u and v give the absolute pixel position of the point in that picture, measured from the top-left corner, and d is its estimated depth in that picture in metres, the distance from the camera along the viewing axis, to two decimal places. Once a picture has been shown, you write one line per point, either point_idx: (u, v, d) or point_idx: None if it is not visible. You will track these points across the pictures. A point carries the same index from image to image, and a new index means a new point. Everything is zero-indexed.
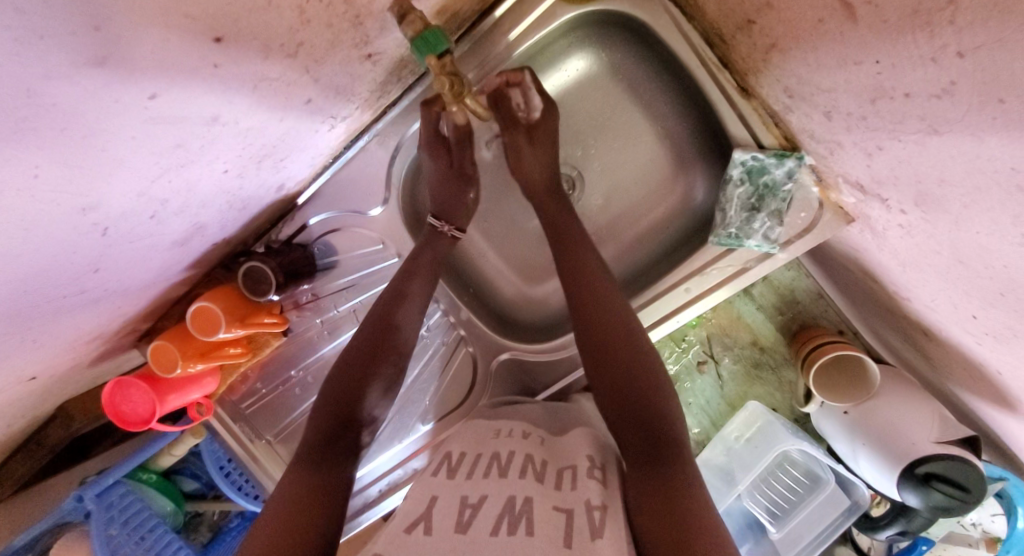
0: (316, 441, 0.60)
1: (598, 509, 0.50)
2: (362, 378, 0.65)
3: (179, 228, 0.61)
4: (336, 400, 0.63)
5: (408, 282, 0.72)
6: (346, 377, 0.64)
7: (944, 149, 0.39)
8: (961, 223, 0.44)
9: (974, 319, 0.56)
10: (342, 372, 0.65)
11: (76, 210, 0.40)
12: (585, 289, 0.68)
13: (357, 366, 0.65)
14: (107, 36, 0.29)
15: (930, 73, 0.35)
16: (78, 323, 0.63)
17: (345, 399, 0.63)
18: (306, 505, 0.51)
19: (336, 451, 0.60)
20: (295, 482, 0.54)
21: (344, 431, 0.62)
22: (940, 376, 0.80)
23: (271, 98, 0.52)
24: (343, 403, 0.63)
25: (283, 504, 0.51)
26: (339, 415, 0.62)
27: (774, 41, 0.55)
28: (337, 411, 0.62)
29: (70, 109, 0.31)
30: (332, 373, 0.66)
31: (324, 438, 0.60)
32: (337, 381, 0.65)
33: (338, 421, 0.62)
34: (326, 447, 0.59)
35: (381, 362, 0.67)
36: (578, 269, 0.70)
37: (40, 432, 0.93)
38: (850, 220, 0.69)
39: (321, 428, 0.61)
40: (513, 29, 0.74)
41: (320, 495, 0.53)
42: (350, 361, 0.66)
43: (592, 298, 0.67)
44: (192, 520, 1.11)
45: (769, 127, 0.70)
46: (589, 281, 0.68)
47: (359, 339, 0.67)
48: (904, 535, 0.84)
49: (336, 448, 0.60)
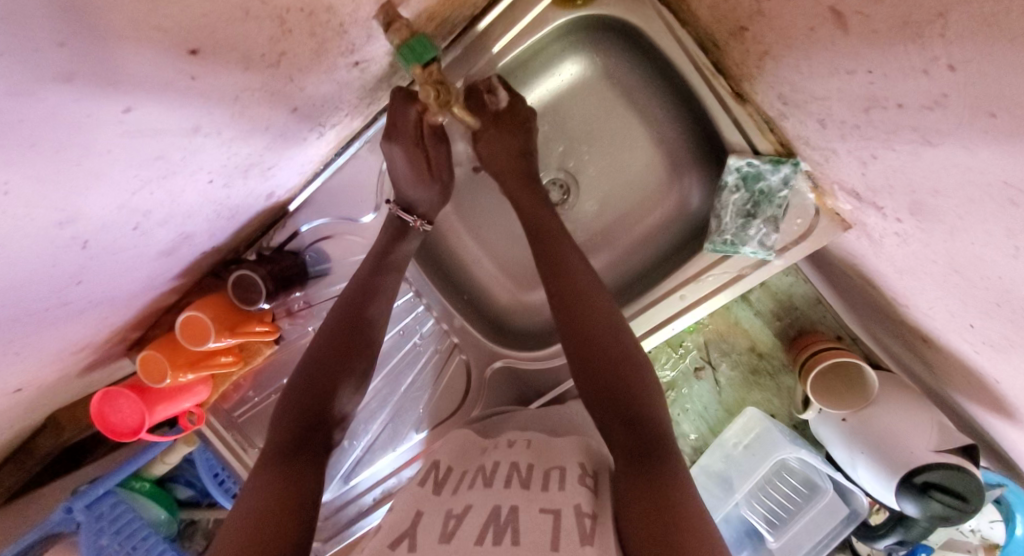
0: (283, 443, 0.58)
1: (589, 515, 0.49)
2: (330, 379, 0.65)
3: (164, 239, 0.60)
4: (305, 402, 0.62)
5: (378, 277, 0.73)
6: (314, 378, 0.64)
7: (938, 160, 0.38)
8: (956, 233, 0.44)
9: (971, 328, 0.55)
10: (312, 372, 0.65)
11: (52, 224, 0.40)
12: (569, 290, 0.67)
13: (326, 366, 0.65)
14: (73, 53, 0.28)
15: (922, 85, 0.35)
16: (62, 335, 0.62)
17: (313, 400, 0.63)
18: (283, 508, 0.50)
19: (307, 453, 0.58)
20: (265, 486, 0.52)
21: (312, 433, 0.60)
22: (940, 382, 0.79)
23: (255, 108, 0.51)
24: (313, 404, 0.62)
25: (256, 511, 0.49)
26: (307, 416, 0.61)
27: (766, 48, 0.54)
28: (306, 413, 0.61)
29: (38, 126, 0.30)
30: (298, 374, 0.65)
31: (291, 440, 0.58)
32: (304, 382, 0.64)
33: (306, 422, 0.61)
34: (293, 448, 0.58)
35: (351, 360, 0.67)
36: (565, 268, 0.68)
37: (30, 442, 0.92)
38: (846, 226, 0.68)
39: (289, 431, 0.59)
40: (498, 41, 0.74)
41: (293, 498, 0.52)
42: (320, 361, 0.66)
43: (580, 295, 0.66)
44: (186, 529, 1.08)
45: (764, 132, 0.69)
46: (580, 281, 0.67)
47: (326, 339, 0.67)
48: (903, 544, 0.83)
49: (306, 449, 0.58)
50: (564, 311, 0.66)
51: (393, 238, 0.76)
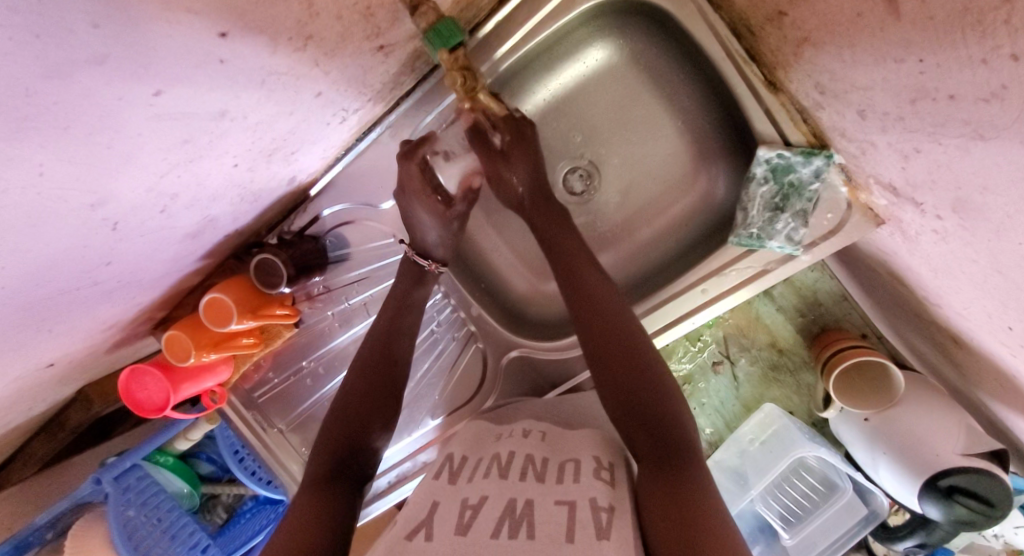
0: (324, 469, 0.61)
1: (605, 509, 0.49)
2: (363, 410, 0.67)
3: (190, 222, 0.61)
4: (343, 429, 0.65)
5: (398, 314, 0.74)
6: (350, 412, 0.67)
7: (989, 156, 0.37)
8: (1002, 232, 0.42)
9: (1009, 330, 0.53)
10: (348, 403, 0.68)
11: (85, 206, 0.40)
12: (585, 291, 0.67)
13: (361, 398, 0.68)
14: (107, 34, 0.29)
15: (979, 76, 0.33)
16: (93, 313, 0.63)
17: (349, 432, 0.65)
18: (315, 525, 0.52)
19: (345, 474, 0.61)
20: (303, 505, 0.55)
21: (352, 458, 0.63)
22: (970, 384, 0.77)
23: (280, 92, 0.50)
24: (352, 428, 0.65)
25: (296, 518, 0.53)
26: (344, 446, 0.64)
27: (806, 34, 0.52)
28: (342, 441, 0.64)
29: (71, 108, 0.30)
30: (338, 405, 0.68)
31: (331, 465, 0.61)
32: (342, 411, 0.67)
33: (344, 448, 0.64)
34: (332, 474, 0.60)
35: (381, 396, 0.68)
36: (581, 279, 0.68)
37: (60, 414, 0.97)
38: (880, 222, 0.66)
39: (326, 455, 0.62)
40: (502, 46, 0.72)
41: (330, 510, 0.55)
42: (355, 396, 0.68)
43: (595, 317, 0.65)
44: (208, 502, 1.11)
45: (797, 123, 0.67)
46: (594, 293, 0.66)
47: (358, 375, 0.69)
48: (922, 546, 0.82)
49: (344, 473, 0.61)
50: (587, 323, 0.65)
51: (415, 282, 0.76)
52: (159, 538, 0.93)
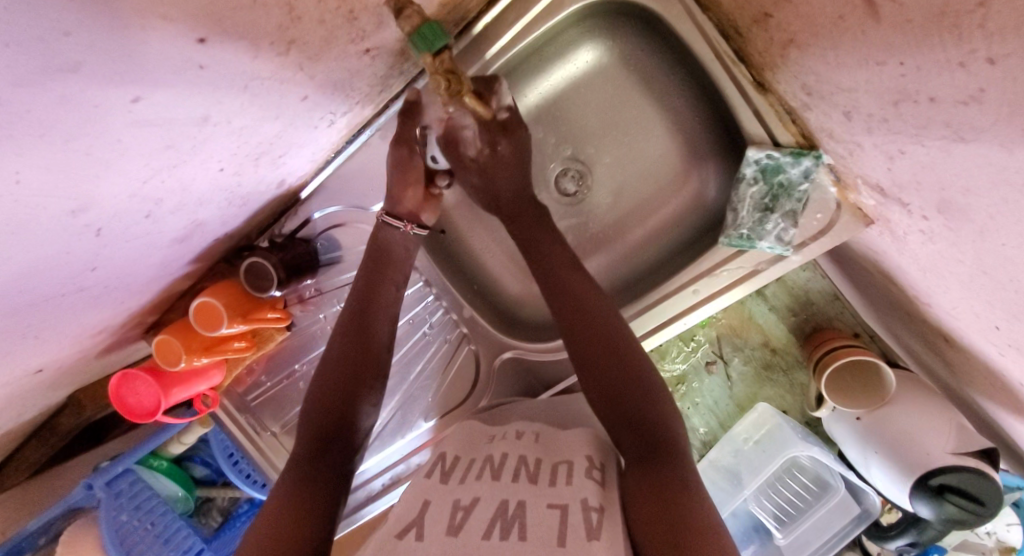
0: (305, 455, 0.60)
1: (595, 510, 0.49)
2: (343, 392, 0.66)
3: (178, 225, 0.61)
4: (324, 412, 0.64)
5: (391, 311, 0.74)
6: (329, 392, 0.65)
7: (970, 158, 0.37)
8: (986, 233, 0.42)
9: (996, 329, 0.53)
10: (327, 383, 0.66)
11: (66, 212, 0.40)
12: (576, 297, 0.66)
13: (341, 380, 0.66)
14: (77, 44, 0.28)
15: (958, 79, 0.33)
16: (80, 318, 0.63)
17: (331, 414, 0.64)
18: (300, 513, 0.52)
19: (328, 457, 0.61)
20: (286, 491, 0.55)
21: (333, 440, 0.62)
22: (960, 383, 0.77)
23: (264, 96, 0.50)
24: (333, 410, 0.64)
25: (281, 504, 0.53)
26: (325, 430, 0.63)
27: (791, 36, 0.52)
28: (324, 424, 0.63)
29: (46, 116, 0.30)
30: (317, 383, 0.67)
31: (313, 453, 0.60)
32: (323, 391, 0.65)
33: (326, 429, 0.63)
34: (314, 457, 0.60)
35: (361, 375, 0.68)
36: (564, 278, 0.68)
37: (52, 419, 0.96)
38: (869, 222, 0.66)
39: (308, 439, 0.62)
40: (495, 43, 0.71)
41: (314, 495, 0.55)
42: (333, 378, 0.67)
43: (586, 318, 0.65)
44: (203, 506, 1.11)
45: (786, 124, 0.67)
46: (584, 299, 0.66)
47: (337, 353, 0.68)
48: (914, 544, 0.82)
49: (327, 457, 0.60)
50: (576, 331, 0.65)
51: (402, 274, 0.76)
52: (152, 543, 0.92)
